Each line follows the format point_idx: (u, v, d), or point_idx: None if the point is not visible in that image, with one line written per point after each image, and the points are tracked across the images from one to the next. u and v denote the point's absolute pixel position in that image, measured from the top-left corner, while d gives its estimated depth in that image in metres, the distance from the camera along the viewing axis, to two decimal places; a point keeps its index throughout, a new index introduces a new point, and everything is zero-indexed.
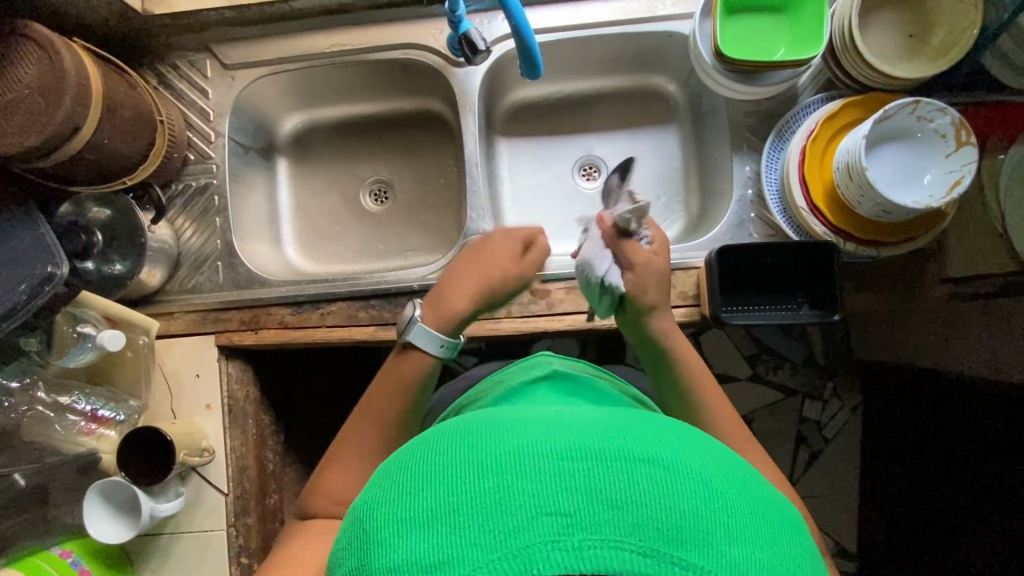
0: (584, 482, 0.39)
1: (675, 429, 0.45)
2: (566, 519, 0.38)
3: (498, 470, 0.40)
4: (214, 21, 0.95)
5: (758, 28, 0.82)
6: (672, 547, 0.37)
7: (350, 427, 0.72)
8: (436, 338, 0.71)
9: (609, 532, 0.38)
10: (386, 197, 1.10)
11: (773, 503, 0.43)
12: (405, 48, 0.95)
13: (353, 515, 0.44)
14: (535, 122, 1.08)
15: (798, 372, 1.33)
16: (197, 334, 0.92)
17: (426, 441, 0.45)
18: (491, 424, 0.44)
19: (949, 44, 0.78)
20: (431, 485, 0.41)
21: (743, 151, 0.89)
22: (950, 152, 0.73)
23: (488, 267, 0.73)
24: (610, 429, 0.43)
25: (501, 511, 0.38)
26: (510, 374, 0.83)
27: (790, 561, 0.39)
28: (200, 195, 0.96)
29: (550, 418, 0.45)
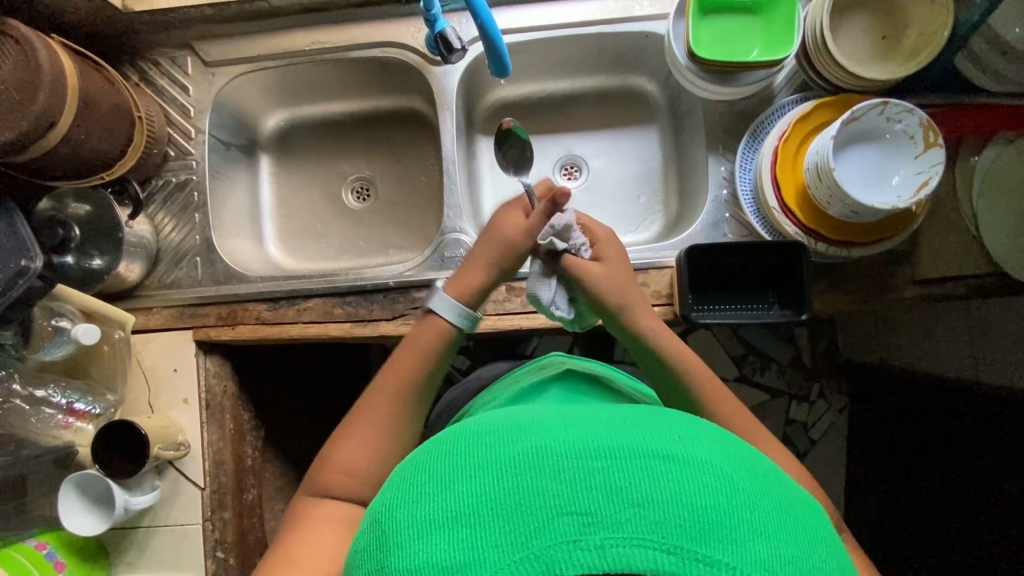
0: (604, 481, 0.40)
1: (693, 429, 0.46)
2: (586, 518, 0.39)
3: (518, 469, 0.41)
4: (194, 19, 0.95)
5: (733, 29, 0.82)
6: (695, 545, 0.38)
7: (361, 404, 0.72)
8: (454, 307, 0.74)
9: (632, 530, 0.38)
10: (368, 195, 1.10)
11: (793, 497, 0.44)
12: (384, 47, 0.96)
13: (373, 516, 0.46)
14: (516, 121, 1.09)
15: (784, 373, 1.35)
16: (175, 329, 0.93)
17: (444, 444, 0.47)
18: (508, 427, 0.46)
19: (920, 46, 0.79)
20: (451, 486, 0.42)
21: (719, 152, 0.90)
22: (919, 153, 0.73)
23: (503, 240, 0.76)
24: (627, 430, 0.44)
25: (521, 511, 0.39)
26: (522, 377, 0.84)
27: (813, 556, 0.40)
28: (180, 191, 0.97)
29: (566, 419, 0.46)
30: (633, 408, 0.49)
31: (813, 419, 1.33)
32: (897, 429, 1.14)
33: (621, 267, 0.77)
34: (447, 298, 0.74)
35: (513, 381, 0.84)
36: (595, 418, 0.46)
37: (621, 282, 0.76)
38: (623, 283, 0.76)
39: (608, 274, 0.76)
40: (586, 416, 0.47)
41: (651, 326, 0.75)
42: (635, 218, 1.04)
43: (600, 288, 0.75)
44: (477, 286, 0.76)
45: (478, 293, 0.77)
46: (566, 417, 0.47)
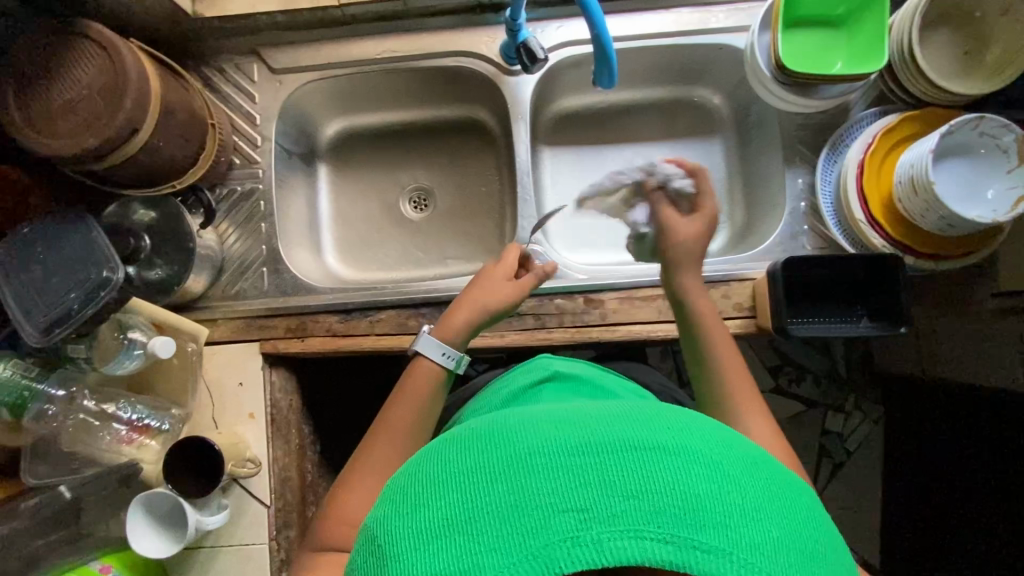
0: (598, 477, 0.40)
1: (687, 416, 0.47)
2: (583, 515, 0.39)
3: (511, 473, 0.41)
4: (265, 26, 0.94)
5: (814, 43, 0.83)
6: (692, 532, 0.38)
7: (359, 456, 0.73)
8: (437, 345, 0.76)
9: (630, 522, 0.39)
10: (426, 205, 1.09)
11: (780, 473, 0.45)
12: (456, 56, 0.94)
13: (367, 534, 0.45)
14: (578, 131, 1.09)
15: (820, 384, 1.34)
16: (242, 341, 0.90)
17: (436, 451, 0.47)
18: (499, 430, 0.45)
19: (1004, 63, 0.79)
20: (445, 494, 0.42)
21: (795, 164, 0.90)
22: (1012, 168, 0.74)
23: (483, 296, 0.78)
24: (615, 422, 0.44)
25: (516, 512, 0.40)
26: (508, 377, 0.84)
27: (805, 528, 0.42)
28: (246, 201, 0.95)
29: (556, 415, 0.46)
30: (619, 401, 0.49)
31: (848, 431, 1.31)
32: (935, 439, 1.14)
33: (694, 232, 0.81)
34: (433, 339, 0.77)
35: (505, 380, 0.84)
36: (586, 413, 0.46)
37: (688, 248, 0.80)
38: (689, 252, 0.80)
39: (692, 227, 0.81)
40: (577, 410, 0.47)
41: (714, 329, 0.76)
42: None
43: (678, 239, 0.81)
44: (463, 331, 0.77)
45: (465, 333, 0.77)
46: (558, 413, 0.46)
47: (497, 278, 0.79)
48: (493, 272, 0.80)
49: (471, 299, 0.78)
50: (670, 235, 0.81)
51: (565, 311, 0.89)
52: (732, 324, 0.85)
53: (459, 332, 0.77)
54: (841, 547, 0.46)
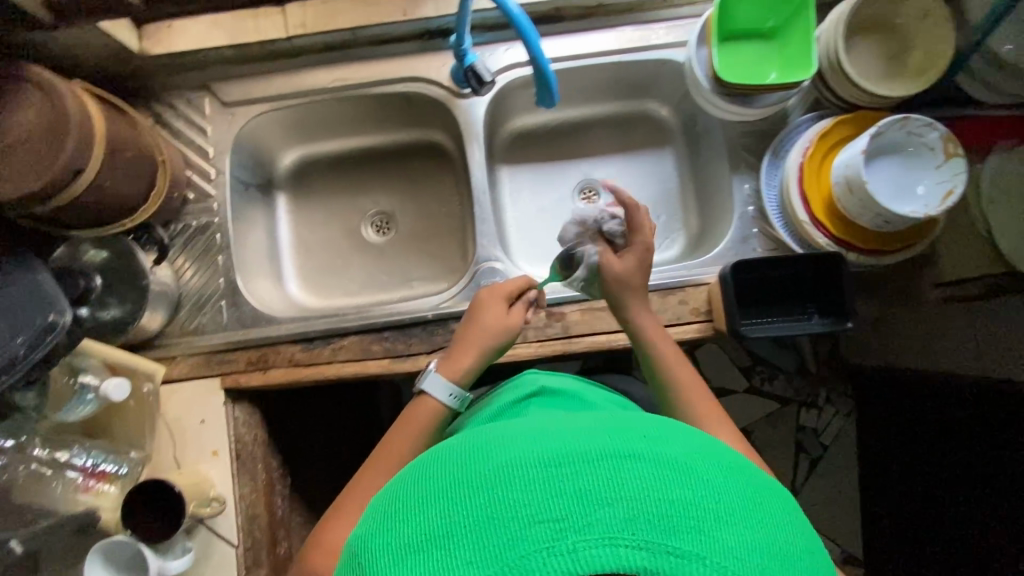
0: (573, 486, 0.41)
1: (662, 423, 0.48)
2: (558, 524, 0.40)
3: (488, 486, 0.42)
4: (214, 60, 0.94)
5: (750, 56, 0.87)
6: (665, 538, 0.39)
7: (342, 500, 0.71)
8: (446, 387, 0.77)
9: (604, 531, 0.39)
10: (388, 228, 1.10)
11: (758, 481, 0.46)
12: (407, 81, 0.95)
13: (350, 552, 0.46)
14: (534, 149, 1.11)
15: (791, 382, 1.36)
16: (202, 377, 0.89)
17: (420, 469, 0.48)
18: (480, 445, 0.47)
19: (926, 64, 0.83)
20: (425, 511, 0.43)
21: (741, 170, 0.93)
22: (940, 163, 0.77)
23: (485, 333, 0.78)
24: (593, 433, 0.45)
25: (494, 524, 0.40)
26: (496, 396, 0.83)
27: (780, 534, 0.42)
28: (202, 234, 0.94)
29: (537, 429, 0.48)
30: (601, 415, 0.50)
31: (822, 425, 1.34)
32: (907, 432, 1.17)
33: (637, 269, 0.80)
34: (439, 378, 0.77)
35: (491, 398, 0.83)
36: (566, 426, 0.47)
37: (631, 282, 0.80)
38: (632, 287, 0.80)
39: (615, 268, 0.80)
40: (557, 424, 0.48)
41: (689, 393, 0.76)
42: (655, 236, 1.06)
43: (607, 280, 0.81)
44: (469, 370, 0.78)
45: (471, 374, 0.78)
46: (537, 428, 0.48)
47: (498, 312, 0.79)
48: (494, 304, 0.80)
49: (473, 337, 0.78)
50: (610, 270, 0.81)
51: (527, 326, 0.89)
52: (690, 329, 0.88)
53: (465, 370, 0.78)
54: (821, 555, 0.46)
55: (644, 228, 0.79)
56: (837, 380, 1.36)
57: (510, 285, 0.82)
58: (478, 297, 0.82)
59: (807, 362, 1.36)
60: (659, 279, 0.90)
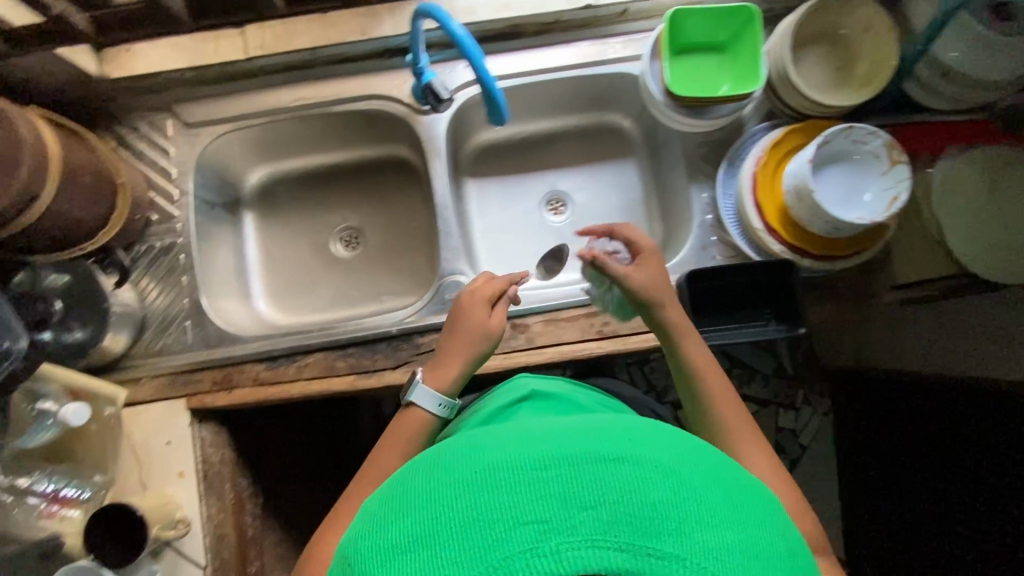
0: (557, 489, 0.42)
1: (646, 427, 0.49)
2: (542, 526, 0.40)
3: (475, 488, 0.43)
4: (175, 82, 0.95)
5: (702, 69, 0.88)
6: (645, 540, 0.40)
7: (337, 512, 0.70)
8: (434, 397, 0.77)
9: (586, 533, 0.40)
10: (356, 243, 1.11)
11: (740, 483, 0.47)
12: (369, 99, 0.96)
13: (343, 554, 0.47)
14: (500, 162, 1.12)
15: (768, 383, 1.37)
16: (167, 399, 0.89)
17: (412, 473, 0.49)
18: (469, 449, 0.48)
19: (872, 74, 0.86)
20: (414, 513, 0.44)
21: (699, 179, 0.95)
22: (885, 170, 0.79)
23: (472, 338, 0.78)
24: (578, 436, 0.46)
25: (479, 526, 0.41)
26: (489, 401, 0.82)
27: (760, 535, 0.43)
28: (165, 255, 0.94)
29: (524, 432, 0.48)
30: (588, 419, 0.51)
31: (801, 425, 1.36)
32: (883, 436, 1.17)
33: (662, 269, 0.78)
34: (428, 388, 0.77)
35: (484, 405, 0.82)
36: (553, 429, 0.48)
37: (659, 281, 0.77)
38: (662, 285, 0.77)
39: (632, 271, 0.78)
40: (545, 427, 0.49)
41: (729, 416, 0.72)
42: None
43: (627, 283, 0.77)
44: (458, 376, 0.77)
45: (461, 380, 0.78)
46: (525, 431, 0.49)
47: (483, 317, 0.78)
48: (474, 309, 0.79)
49: (458, 343, 0.78)
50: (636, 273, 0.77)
51: None
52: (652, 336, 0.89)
53: (456, 376, 0.77)
54: (802, 556, 0.47)
55: (636, 241, 0.81)
56: (811, 381, 1.37)
57: (487, 286, 0.81)
58: (457, 299, 0.80)
59: (782, 364, 1.37)
60: None
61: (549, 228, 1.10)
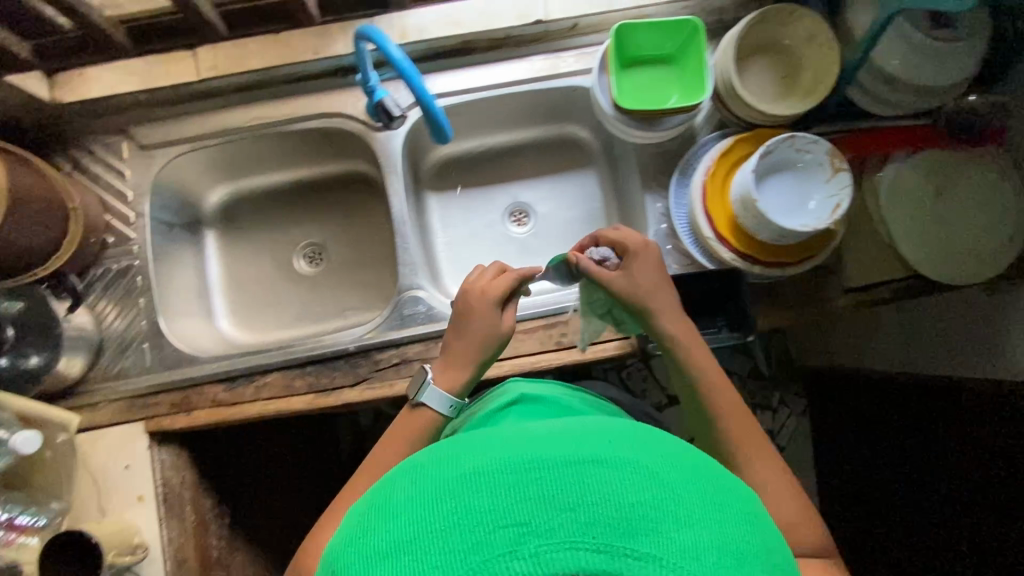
0: (538, 491, 0.42)
1: (629, 428, 0.49)
2: (522, 528, 0.40)
3: (457, 491, 0.43)
4: (128, 105, 0.95)
5: (651, 81, 0.90)
6: (622, 541, 0.40)
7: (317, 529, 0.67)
8: (444, 398, 0.76)
9: (565, 535, 0.40)
10: (320, 259, 1.11)
11: (723, 483, 0.47)
12: (324, 117, 0.96)
13: (328, 558, 0.47)
14: (461, 175, 1.13)
15: (745, 383, 1.38)
16: (125, 422, 0.89)
17: (396, 476, 0.49)
18: (453, 452, 0.48)
19: (815, 83, 0.87)
20: (397, 517, 0.44)
21: (653, 189, 0.96)
22: (828, 178, 0.80)
23: (477, 337, 0.77)
24: (560, 438, 0.46)
25: (462, 529, 0.41)
26: (480, 406, 0.82)
27: (740, 535, 0.43)
28: (122, 277, 0.94)
29: (508, 434, 0.48)
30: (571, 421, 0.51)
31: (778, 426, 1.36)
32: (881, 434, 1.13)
33: (649, 270, 0.79)
34: (439, 390, 0.76)
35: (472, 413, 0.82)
36: (537, 431, 0.48)
37: (648, 283, 0.79)
38: (650, 289, 0.78)
39: (622, 275, 0.79)
40: (528, 429, 0.49)
41: (739, 425, 0.72)
42: None
43: (617, 289, 0.79)
44: (467, 377, 0.77)
45: (469, 379, 0.77)
46: (509, 433, 0.49)
47: (492, 316, 0.78)
48: (478, 306, 0.78)
49: (465, 343, 0.77)
50: (625, 278, 0.79)
51: None
52: (610, 345, 0.90)
53: (465, 375, 0.77)
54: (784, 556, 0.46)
55: (621, 241, 0.81)
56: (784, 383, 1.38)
57: (492, 282, 0.80)
58: (462, 297, 0.80)
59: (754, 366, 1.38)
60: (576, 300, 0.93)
61: (512, 239, 1.11)
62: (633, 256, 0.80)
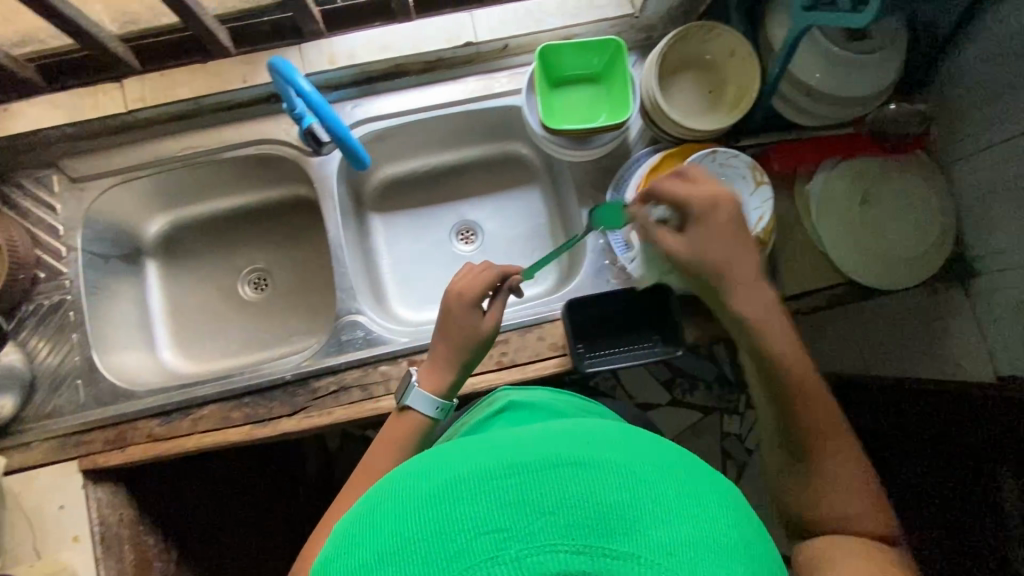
0: (517, 494, 0.39)
1: (605, 432, 0.47)
2: (502, 533, 0.37)
3: (436, 499, 0.40)
4: (57, 139, 0.94)
5: (579, 100, 0.91)
6: (602, 541, 0.37)
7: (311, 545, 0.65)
8: (431, 400, 0.75)
9: (546, 537, 0.37)
10: (265, 285, 1.09)
11: (704, 478, 0.45)
12: (258, 144, 0.96)
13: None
14: (405, 196, 1.12)
15: (712, 390, 1.36)
16: (59, 462, 0.87)
17: (376, 490, 0.46)
18: (433, 462, 0.45)
19: (740, 96, 0.88)
20: (374, 531, 0.40)
21: (590, 205, 0.97)
22: (752, 191, 0.82)
23: (459, 340, 0.75)
24: (540, 442, 0.44)
25: (438, 541, 0.38)
26: (469, 418, 0.78)
27: (724, 523, 0.41)
28: (54, 313, 0.92)
29: (487, 443, 0.46)
30: (551, 427, 0.49)
31: (745, 430, 1.34)
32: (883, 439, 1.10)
33: (726, 240, 0.66)
34: (425, 393, 0.75)
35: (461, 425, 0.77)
36: (517, 438, 0.46)
37: (725, 255, 0.66)
38: (725, 263, 0.66)
39: (691, 242, 0.67)
40: (506, 438, 0.47)
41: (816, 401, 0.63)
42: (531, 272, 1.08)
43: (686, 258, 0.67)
44: (452, 380, 0.76)
45: (454, 382, 0.76)
46: (488, 442, 0.46)
47: (471, 320, 0.75)
48: (462, 309, 0.75)
49: (449, 344, 0.75)
50: (688, 249, 0.67)
51: (390, 377, 0.88)
52: (551, 363, 0.90)
53: (447, 378, 0.76)
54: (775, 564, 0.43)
55: (690, 203, 0.67)
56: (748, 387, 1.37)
57: (476, 283, 0.76)
58: (449, 295, 0.76)
59: (720, 372, 1.37)
60: (515, 318, 0.93)
61: (459, 258, 1.10)
62: (700, 218, 0.67)
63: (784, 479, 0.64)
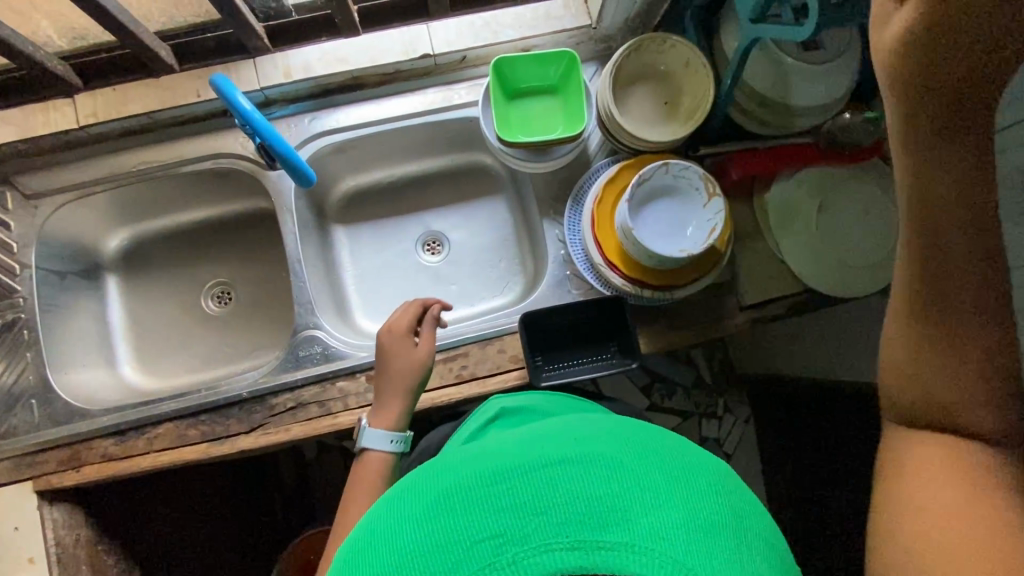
0: (510, 500, 0.40)
1: (591, 427, 0.48)
2: (497, 540, 0.38)
3: (432, 514, 0.41)
4: (9, 156, 0.93)
5: (535, 111, 0.91)
6: (595, 534, 0.37)
7: None
8: (385, 436, 0.75)
9: (540, 539, 0.37)
10: (228, 299, 1.09)
11: (697, 459, 0.45)
12: (214, 158, 0.96)
13: None
14: (369, 208, 1.12)
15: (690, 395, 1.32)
16: (14, 483, 0.86)
17: (376, 509, 0.46)
18: (427, 477, 0.46)
19: (694, 109, 0.89)
20: (371, 553, 0.41)
21: (551, 216, 0.97)
22: (705, 203, 0.82)
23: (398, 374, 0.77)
24: (528, 446, 0.45)
25: (435, 554, 0.38)
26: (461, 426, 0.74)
27: (725, 502, 0.42)
28: (7, 332, 0.91)
29: (477, 453, 0.47)
30: (537, 430, 0.50)
31: (724, 434, 1.30)
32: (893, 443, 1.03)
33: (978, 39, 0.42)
34: (379, 430, 0.76)
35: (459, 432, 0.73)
36: (506, 445, 0.47)
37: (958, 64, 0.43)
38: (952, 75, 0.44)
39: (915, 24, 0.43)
40: (497, 446, 0.48)
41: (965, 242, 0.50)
42: (495, 282, 1.08)
43: (929, 55, 0.43)
44: (403, 411, 0.76)
45: (407, 413, 0.77)
46: (477, 452, 0.47)
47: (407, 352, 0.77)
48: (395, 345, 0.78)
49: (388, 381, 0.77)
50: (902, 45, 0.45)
51: (348, 393, 0.87)
52: (510, 376, 0.89)
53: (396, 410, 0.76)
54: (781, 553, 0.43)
55: None
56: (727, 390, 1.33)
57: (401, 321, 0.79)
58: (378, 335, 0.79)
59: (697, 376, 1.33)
60: (475, 330, 0.92)
61: (424, 269, 1.09)
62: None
63: (905, 353, 0.55)
